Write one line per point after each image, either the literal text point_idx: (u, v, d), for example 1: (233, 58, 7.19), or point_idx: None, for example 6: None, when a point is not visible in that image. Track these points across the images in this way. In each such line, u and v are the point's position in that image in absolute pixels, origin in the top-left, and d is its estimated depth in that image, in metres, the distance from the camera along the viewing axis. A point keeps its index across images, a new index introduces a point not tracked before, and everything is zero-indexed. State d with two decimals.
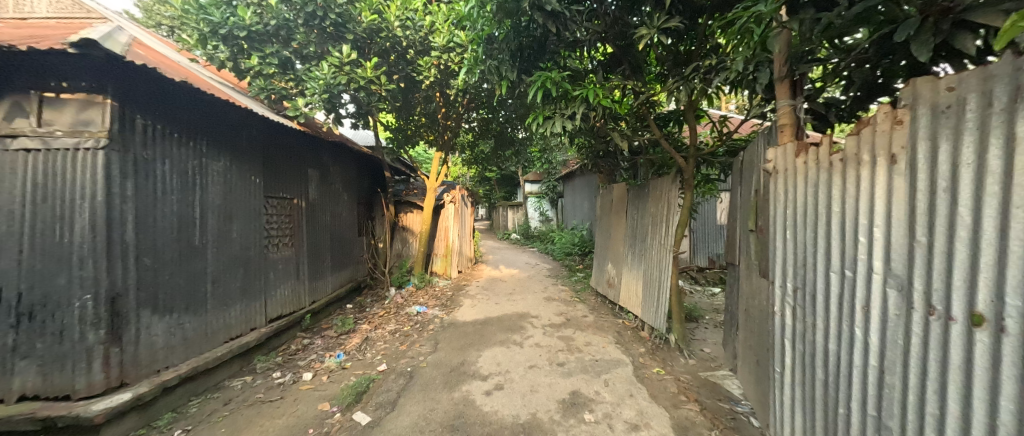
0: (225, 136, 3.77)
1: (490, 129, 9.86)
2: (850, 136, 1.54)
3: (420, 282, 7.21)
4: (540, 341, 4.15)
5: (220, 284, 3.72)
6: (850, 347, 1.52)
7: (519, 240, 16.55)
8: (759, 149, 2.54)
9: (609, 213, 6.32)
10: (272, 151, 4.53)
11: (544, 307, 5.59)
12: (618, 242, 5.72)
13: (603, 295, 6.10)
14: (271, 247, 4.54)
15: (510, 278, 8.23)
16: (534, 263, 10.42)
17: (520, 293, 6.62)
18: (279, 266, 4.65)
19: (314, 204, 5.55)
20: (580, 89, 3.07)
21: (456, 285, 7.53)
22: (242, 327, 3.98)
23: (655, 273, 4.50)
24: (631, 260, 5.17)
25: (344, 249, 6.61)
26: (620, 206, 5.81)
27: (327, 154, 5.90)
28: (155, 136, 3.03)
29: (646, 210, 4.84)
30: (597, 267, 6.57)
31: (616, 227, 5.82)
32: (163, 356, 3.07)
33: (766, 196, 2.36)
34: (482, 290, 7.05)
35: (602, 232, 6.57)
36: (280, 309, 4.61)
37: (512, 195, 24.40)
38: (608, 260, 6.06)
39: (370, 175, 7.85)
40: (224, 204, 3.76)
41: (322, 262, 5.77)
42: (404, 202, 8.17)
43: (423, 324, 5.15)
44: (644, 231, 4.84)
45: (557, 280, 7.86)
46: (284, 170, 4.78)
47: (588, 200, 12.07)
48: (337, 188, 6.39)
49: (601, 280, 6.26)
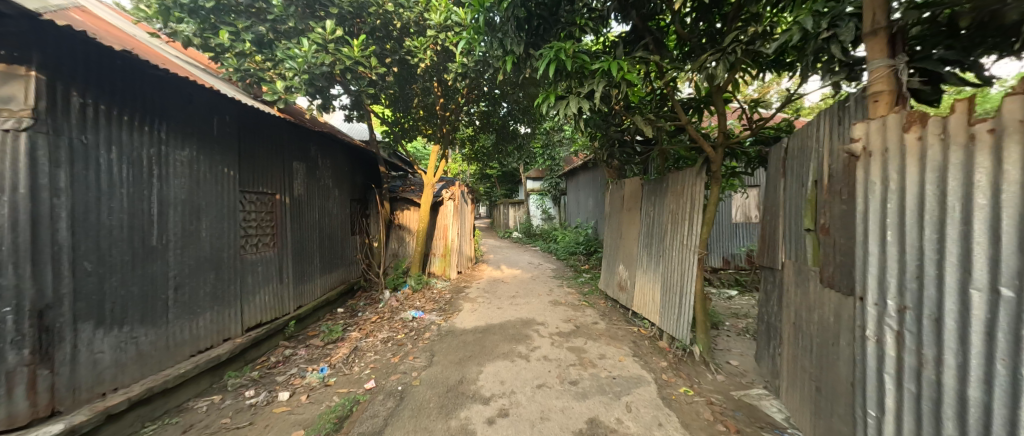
0: (191, 122, 3.32)
1: (490, 122, 9.49)
2: (1012, 95, 1.03)
3: (416, 284, 6.75)
4: (549, 354, 3.70)
5: (186, 290, 3.27)
6: (1013, 398, 1.04)
7: (520, 238, 16.10)
8: (826, 130, 2.05)
9: (619, 210, 5.87)
10: (250, 140, 4.07)
11: (551, 313, 5.13)
12: (631, 241, 5.26)
13: (614, 300, 5.63)
14: (248, 247, 4.09)
15: (512, 280, 7.78)
16: (536, 263, 9.97)
17: (524, 296, 6.17)
18: (259, 268, 4.21)
19: (300, 199, 5.09)
20: (600, 61, 2.58)
21: (455, 288, 7.08)
22: (213, 338, 3.54)
23: (674, 277, 4.04)
24: (646, 262, 4.71)
25: (335, 249, 6.16)
26: (633, 202, 5.34)
27: (315, 146, 5.45)
28: (98, 118, 2.57)
29: (665, 207, 4.36)
30: (607, 269, 6.12)
31: (629, 225, 5.34)
32: (109, 377, 2.63)
33: (841, 188, 1.87)
34: (482, 292, 6.61)
35: (612, 231, 6.12)
36: (258, 316, 4.16)
37: (513, 193, 24.00)
38: (619, 261, 5.62)
39: (364, 170, 7.39)
40: (190, 199, 3.31)
41: (311, 263, 5.33)
42: (400, 199, 7.69)
43: (419, 332, 4.70)
44: (662, 230, 4.38)
45: (563, 282, 7.41)
46: (264, 161, 4.32)
47: (593, 197, 11.64)
48: (327, 183, 5.93)
49: (612, 283, 5.79)
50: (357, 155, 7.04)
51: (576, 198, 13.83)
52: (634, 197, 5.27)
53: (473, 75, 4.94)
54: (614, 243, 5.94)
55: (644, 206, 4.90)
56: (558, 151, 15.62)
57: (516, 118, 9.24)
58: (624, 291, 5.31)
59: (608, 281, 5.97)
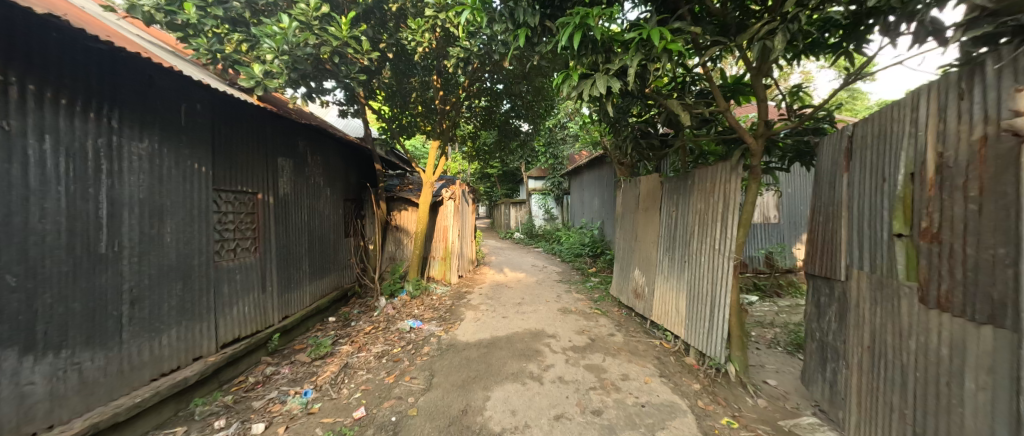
0: (152, 110, 2.87)
1: (492, 118, 9.07)
2: None
3: (415, 290, 6.30)
4: (564, 374, 3.25)
5: (146, 305, 2.81)
6: None
7: (522, 239, 15.66)
8: (938, 110, 1.61)
9: (634, 211, 5.42)
10: (226, 132, 3.62)
11: (562, 323, 4.69)
12: (648, 244, 4.82)
13: (629, 308, 5.19)
14: (225, 253, 3.64)
15: (515, 284, 7.33)
16: (540, 266, 9.52)
17: (530, 304, 5.72)
18: (237, 276, 3.75)
19: (286, 199, 4.64)
20: (635, 30, 2.14)
21: (456, 294, 6.62)
22: (180, 358, 3.09)
23: (703, 285, 3.60)
24: (667, 268, 4.27)
25: (326, 253, 5.70)
26: (650, 201, 4.89)
27: (303, 140, 4.99)
28: (24, 100, 2.11)
29: (690, 206, 3.92)
30: (621, 275, 5.67)
31: (646, 227, 4.89)
32: (42, 413, 2.18)
33: (969, 182, 1.43)
34: (485, 299, 6.16)
35: (626, 233, 5.67)
36: (237, 330, 3.70)
37: (514, 193, 23.56)
38: (635, 266, 5.17)
39: (359, 168, 6.94)
40: (151, 199, 2.86)
41: (299, 268, 4.88)
42: (397, 199, 7.23)
43: (416, 345, 4.26)
44: (687, 232, 3.94)
45: (570, 287, 6.97)
46: (243, 157, 3.87)
47: (598, 196, 11.20)
48: (318, 181, 5.47)
49: (627, 289, 5.34)
50: (350, 151, 6.58)
51: (580, 197, 13.38)
52: (652, 195, 4.82)
53: (477, 61, 4.48)
54: (629, 246, 5.49)
55: (665, 206, 4.45)
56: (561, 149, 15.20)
57: (519, 114, 8.83)
58: (641, 299, 4.86)
59: (622, 287, 5.52)
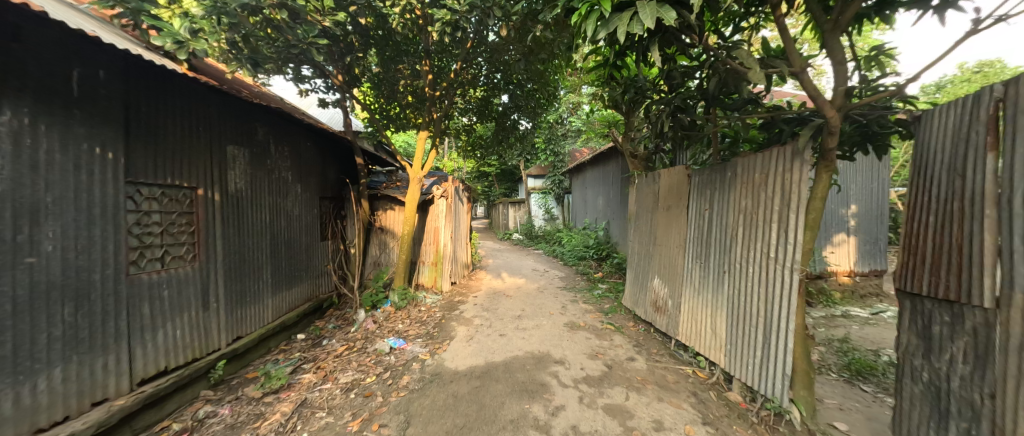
0: (18, 72, 2.11)
1: (489, 109, 8.37)
2: None
3: (400, 301, 5.56)
4: (579, 421, 2.50)
5: (8, 338, 2.06)
6: None
7: (521, 240, 14.88)
8: None
9: (652, 211, 4.68)
10: (149, 110, 2.87)
11: (570, 343, 3.93)
12: (671, 250, 4.08)
13: (648, 323, 4.44)
14: (147, 263, 2.88)
15: (514, 292, 6.59)
16: (541, 271, 8.78)
17: (532, 317, 4.98)
18: (164, 293, 2.98)
19: (241, 196, 3.87)
20: None
21: (448, 304, 5.88)
22: (70, 406, 2.34)
23: (750, 303, 2.85)
24: (698, 280, 3.53)
25: (296, 259, 4.93)
26: (674, 198, 4.14)
27: (264, 127, 4.25)
28: None
29: (730, 203, 3.16)
30: (637, 284, 4.91)
31: (670, 228, 4.15)
32: None
33: None
34: (481, 311, 5.41)
35: (641, 236, 4.93)
36: (164, 360, 2.95)
37: (513, 192, 22.85)
38: (654, 275, 4.42)
39: (340, 162, 6.19)
40: (15, 194, 2.10)
41: (258, 278, 4.12)
42: (382, 197, 6.46)
43: (395, 373, 3.50)
44: (725, 236, 3.19)
45: (576, 295, 6.23)
46: (176, 142, 3.11)
47: (602, 195, 10.55)
48: (285, 176, 4.71)
49: (645, 301, 4.59)
50: (329, 143, 5.83)
51: (582, 197, 12.67)
52: (676, 192, 4.08)
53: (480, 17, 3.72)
54: (646, 251, 4.75)
55: (693, 204, 3.71)
56: (562, 146, 14.55)
57: (518, 106, 8.12)
58: (663, 315, 4.11)
59: (638, 299, 4.78)
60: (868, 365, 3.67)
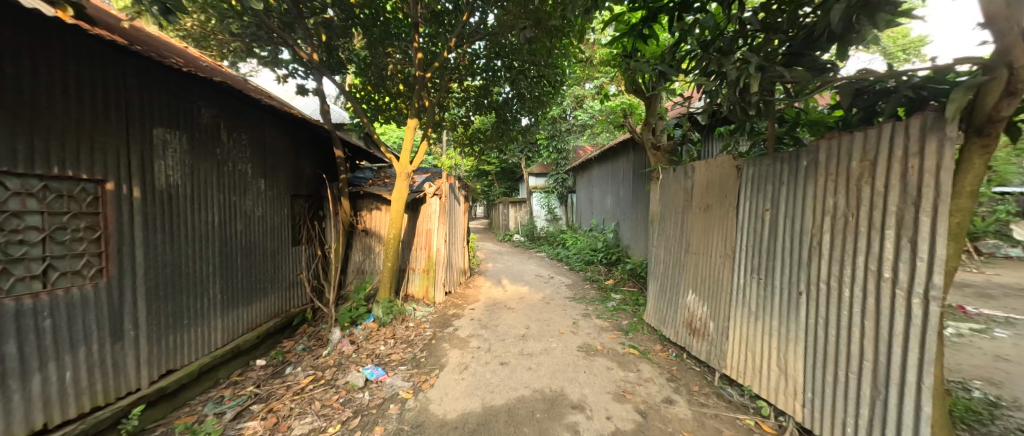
0: None
1: (488, 99, 7.59)
2: None
3: (384, 315, 4.84)
4: None
5: None
6: None
7: (522, 242, 14.13)
8: None
9: (683, 211, 3.92)
10: (16, 73, 2.09)
11: (588, 378, 3.15)
12: (713, 260, 3.31)
13: (681, 347, 3.66)
14: (12, 283, 2.09)
15: (516, 304, 5.81)
16: (545, 277, 8.00)
17: (538, 337, 4.21)
18: (44, 322, 2.20)
19: (177, 192, 3.10)
20: None
21: (440, 319, 5.11)
22: None
23: (846, 340, 2.07)
24: (755, 300, 2.76)
25: (259, 269, 4.16)
26: (714, 196, 3.37)
27: (210, 106, 3.45)
28: None
29: (805, 202, 2.38)
30: (664, 299, 4.13)
31: (711, 233, 3.37)
32: None
33: None
34: (478, 328, 4.64)
35: (669, 242, 4.16)
36: (42, 416, 2.17)
37: (514, 192, 22.11)
38: (689, 289, 3.65)
39: (319, 155, 5.41)
40: None
41: (202, 294, 3.34)
42: (366, 195, 5.68)
43: (366, 420, 2.72)
44: (799, 245, 2.41)
45: (587, 308, 5.46)
46: (67, 117, 2.33)
47: (610, 194, 9.83)
48: (243, 169, 3.93)
49: (675, 321, 3.81)
50: (304, 132, 5.05)
51: (588, 196, 11.91)
52: (718, 189, 3.31)
53: None
54: (675, 259, 3.98)
55: (747, 204, 2.93)
56: (565, 142, 13.81)
57: (519, 96, 7.39)
58: (702, 340, 3.33)
59: (667, 316, 3.99)
60: (970, 407, 2.88)
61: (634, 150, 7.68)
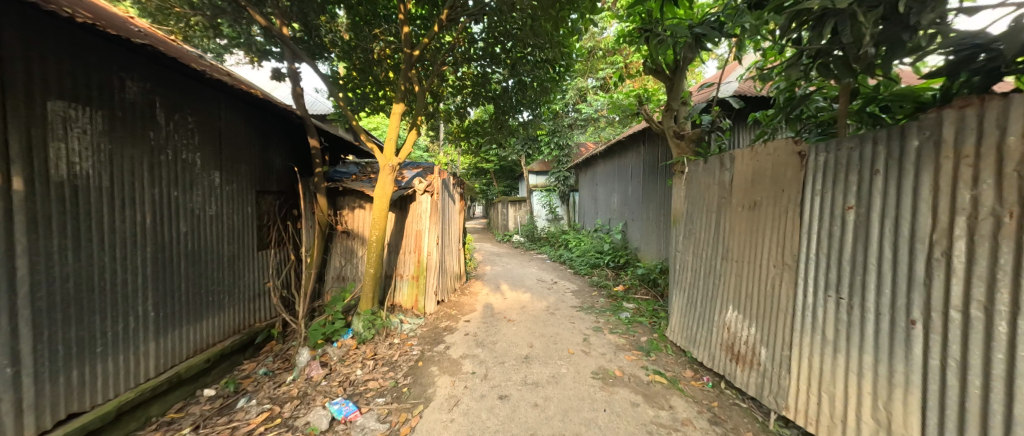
0: None
1: (487, 87, 6.95)
2: None
3: (365, 331, 4.21)
4: None
5: None
6: None
7: (521, 243, 13.47)
8: None
9: (718, 210, 3.27)
10: None
11: (610, 420, 2.50)
12: (764, 270, 2.67)
13: (719, 375, 3.03)
14: None
15: (517, 315, 5.15)
16: (548, 282, 7.34)
17: (543, 359, 3.55)
18: None
19: (86, 185, 2.43)
20: None
21: (430, 334, 4.46)
22: None
23: (1004, 397, 1.42)
24: (834, 325, 2.11)
25: (212, 278, 3.51)
26: (763, 191, 2.73)
27: (137, 78, 2.78)
28: None
29: (918, 197, 1.73)
30: (694, 314, 3.48)
31: (760, 236, 2.73)
32: None
33: None
34: (473, 346, 3.99)
35: (699, 246, 3.52)
36: None
37: (513, 191, 21.43)
38: (729, 304, 3.01)
39: (292, 146, 4.75)
40: None
41: (128, 313, 2.68)
42: (347, 192, 5.02)
43: None
44: (908, 256, 1.76)
45: (597, 320, 4.81)
46: None
47: (616, 193, 9.22)
48: (190, 159, 3.27)
49: (710, 342, 3.17)
50: (272, 119, 4.38)
51: (592, 194, 11.27)
52: (769, 181, 2.67)
53: None
54: (709, 267, 3.33)
55: (816, 200, 2.28)
56: (567, 138, 13.13)
57: (519, 84, 6.73)
58: (751, 370, 2.69)
59: (699, 335, 3.35)
60: None
61: (649, 144, 7.05)
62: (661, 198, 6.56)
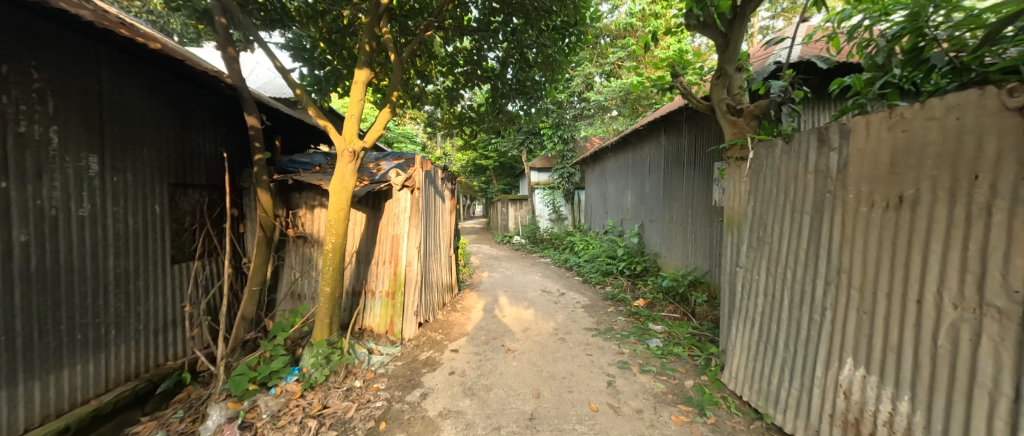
0: None
1: (483, 64, 5.88)
2: None
3: (315, 372, 3.15)
4: None
5: None
6: None
7: (523, 245, 12.47)
8: None
9: (815, 209, 2.22)
10: None
11: None
12: (928, 309, 1.61)
13: None
14: None
15: (518, 341, 4.10)
16: (554, 295, 6.28)
17: (555, 423, 2.50)
18: None
19: None
20: None
21: (404, 374, 3.39)
22: None
23: None
24: None
25: (81, 305, 2.47)
26: (914, 177, 1.70)
27: None
28: None
29: None
30: (770, 356, 2.45)
31: (914, 252, 1.68)
32: None
33: None
34: (459, 395, 2.94)
35: (777, 262, 2.47)
36: None
37: (513, 189, 20.42)
38: (846, 355, 1.96)
39: (230, 127, 3.70)
40: None
41: None
42: (304, 186, 3.97)
43: None
44: None
45: (621, 350, 3.76)
46: None
47: (630, 190, 8.20)
48: (32, 133, 2.22)
49: (809, 406, 2.11)
50: (196, 90, 3.33)
51: (601, 193, 10.25)
52: (934, 161, 1.62)
53: None
54: (798, 292, 2.29)
55: None
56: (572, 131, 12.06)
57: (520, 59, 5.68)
58: None
59: (783, 391, 2.30)
60: None
61: (677, 133, 6.01)
62: (695, 196, 5.52)
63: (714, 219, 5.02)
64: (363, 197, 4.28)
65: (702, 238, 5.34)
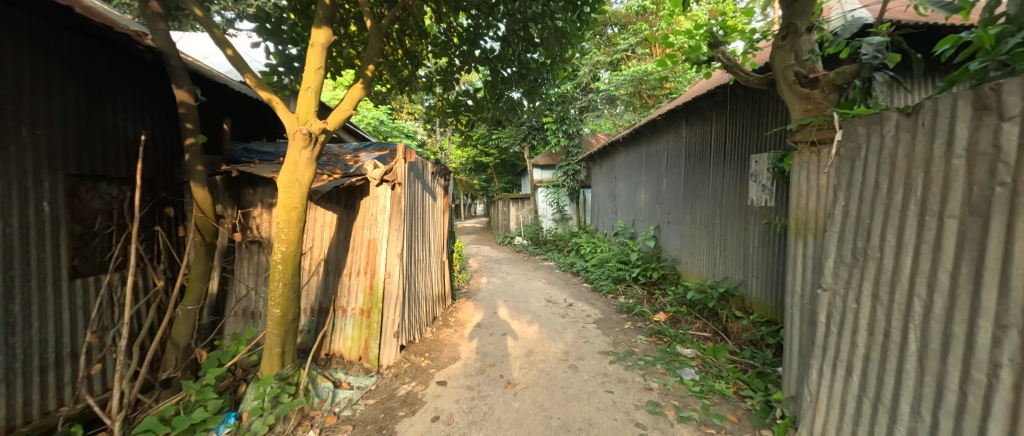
0: None
1: (481, 43, 5.08)
2: None
3: (255, 421, 2.41)
4: None
5: None
6: None
7: (525, 246, 11.78)
8: None
9: (970, 212, 1.46)
10: None
11: None
12: None
13: None
14: None
15: (520, 370, 3.35)
16: (561, 306, 5.53)
17: None
18: None
19: None
20: None
21: (373, 420, 2.65)
22: None
23: None
24: None
25: None
26: None
27: None
28: None
29: None
30: (885, 424, 1.69)
31: None
32: None
33: None
34: None
35: (896, 288, 1.70)
36: None
37: (513, 187, 19.70)
38: None
39: (159, 98, 2.98)
40: None
41: None
42: (259, 181, 3.23)
43: None
44: None
45: (650, 386, 3.01)
46: None
47: (643, 188, 7.44)
48: None
49: None
50: (106, 56, 2.60)
51: (610, 191, 9.50)
52: None
53: None
54: (935, 336, 1.54)
55: None
56: (578, 126, 11.28)
57: (524, 37, 4.91)
58: None
59: None
60: None
61: (703, 124, 5.30)
62: (726, 194, 4.80)
63: (751, 222, 4.31)
64: (335, 195, 3.55)
65: (734, 243, 4.62)
